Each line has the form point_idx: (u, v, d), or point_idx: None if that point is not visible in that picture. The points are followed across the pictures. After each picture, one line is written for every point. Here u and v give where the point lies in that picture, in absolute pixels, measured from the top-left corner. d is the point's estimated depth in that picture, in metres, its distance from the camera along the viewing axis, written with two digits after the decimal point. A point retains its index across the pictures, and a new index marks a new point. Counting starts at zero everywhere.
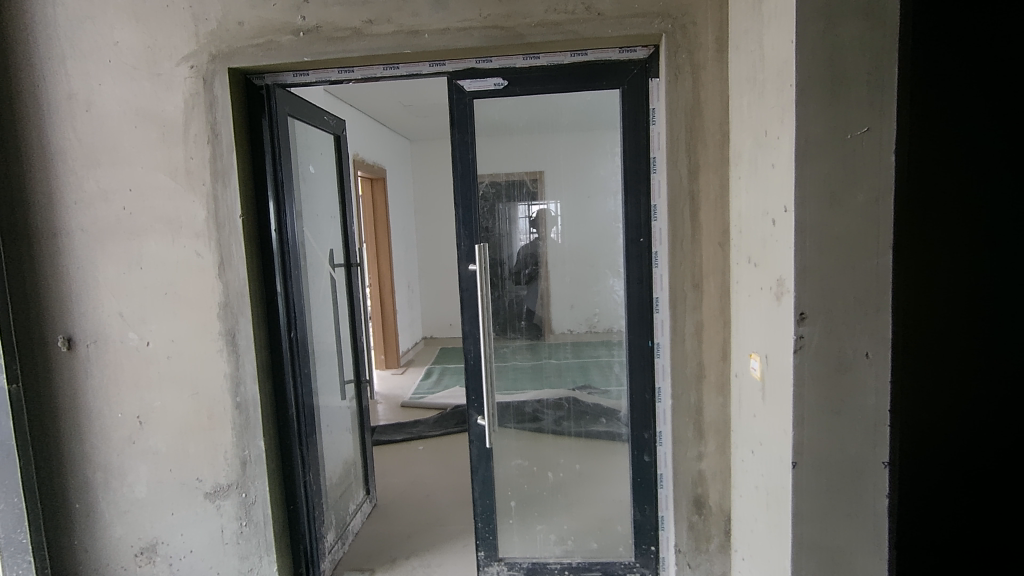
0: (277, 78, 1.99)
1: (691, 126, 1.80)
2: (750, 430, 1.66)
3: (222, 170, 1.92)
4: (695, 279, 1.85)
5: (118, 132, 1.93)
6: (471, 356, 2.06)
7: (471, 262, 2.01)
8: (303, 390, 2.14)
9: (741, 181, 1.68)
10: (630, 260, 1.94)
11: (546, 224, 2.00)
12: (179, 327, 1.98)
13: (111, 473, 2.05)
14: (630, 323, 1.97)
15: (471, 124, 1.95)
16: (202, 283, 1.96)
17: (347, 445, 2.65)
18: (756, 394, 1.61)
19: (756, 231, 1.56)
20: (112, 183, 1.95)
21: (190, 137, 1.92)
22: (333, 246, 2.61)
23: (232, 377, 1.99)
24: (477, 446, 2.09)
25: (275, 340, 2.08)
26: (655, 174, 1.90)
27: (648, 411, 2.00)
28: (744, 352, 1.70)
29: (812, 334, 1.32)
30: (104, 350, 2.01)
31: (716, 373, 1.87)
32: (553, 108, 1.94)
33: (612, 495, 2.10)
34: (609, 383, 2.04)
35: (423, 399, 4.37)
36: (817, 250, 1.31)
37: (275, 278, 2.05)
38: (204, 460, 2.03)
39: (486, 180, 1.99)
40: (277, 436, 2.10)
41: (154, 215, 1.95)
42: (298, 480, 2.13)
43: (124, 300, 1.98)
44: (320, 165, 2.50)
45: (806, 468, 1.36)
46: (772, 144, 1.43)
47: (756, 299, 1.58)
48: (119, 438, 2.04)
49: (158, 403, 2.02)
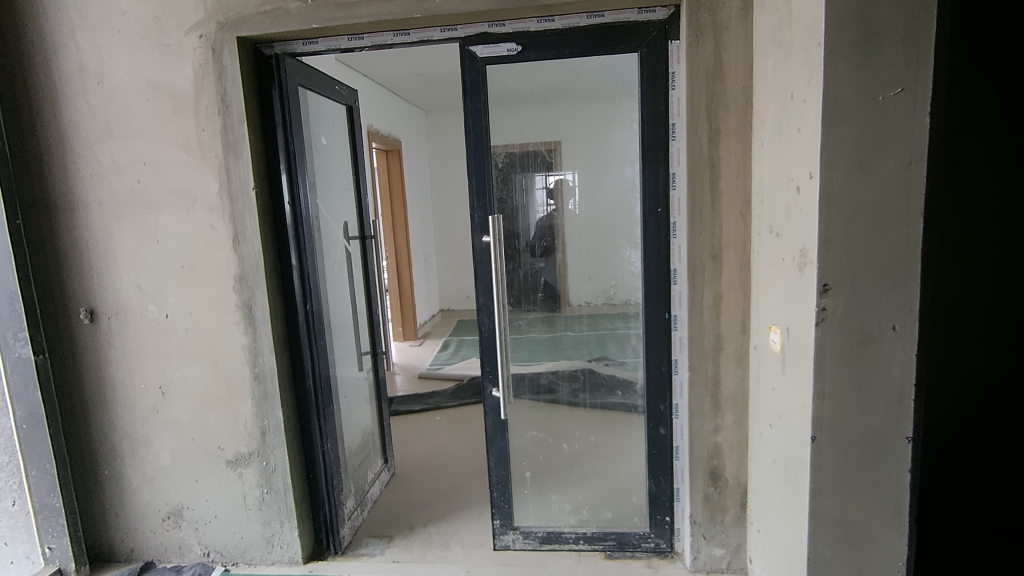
0: (287, 46, 1.94)
1: (712, 90, 1.73)
2: (769, 404, 1.64)
3: (234, 141, 1.90)
4: (714, 251, 1.80)
5: (129, 104, 1.92)
6: (486, 328, 2.05)
7: (484, 234, 1.98)
8: (320, 362, 2.15)
9: (764, 148, 1.62)
10: (648, 231, 1.90)
11: (564, 194, 1.95)
12: (196, 299, 2.00)
13: (137, 442, 2.11)
14: (647, 295, 1.94)
15: (484, 91, 1.90)
16: (217, 256, 1.97)
17: (366, 416, 2.69)
18: (776, 367, 1.57)
19: (778, 200, 1.51)
20: (126, 156, 1.95)
21: (201, 108, 1.90)
22: (347, 218, 2.60)
23: (250, 349, 2.01)
24: (493, 417, 2.10)
25: (291, 312, 2.09)
26: (674, 141, 1.84)
27: (665, 383, 1.98)
28: (765, 324, 1.65)
29: (835, 307, 1.28)
30: (126, 322, 2.04)
31: (734, 345, 1.84)
32: (569, 73, 1.88)
33: (628, 466, 2.11)
34: (626, 355, 2.02)
35: (440, 371, 4.41)
36: (843, 219, 1.25)
37: (290, 252, 2.05)
38: (225, 430, 2.07)
39: (501, 151, 1.94)
40: (296, 406, 2.13)
41: (168, 188, 1.95)
42: (316, 449, 2.16)
43: (142, 273, 2.00)
44: (332, 136, 2.47)
45: (825, 442, 1.33)
46: (798, 108, 1.36)
47: (777, 270, 1.53)
48: (143, 408, 2.09)
49: (179, 374, 2.05)
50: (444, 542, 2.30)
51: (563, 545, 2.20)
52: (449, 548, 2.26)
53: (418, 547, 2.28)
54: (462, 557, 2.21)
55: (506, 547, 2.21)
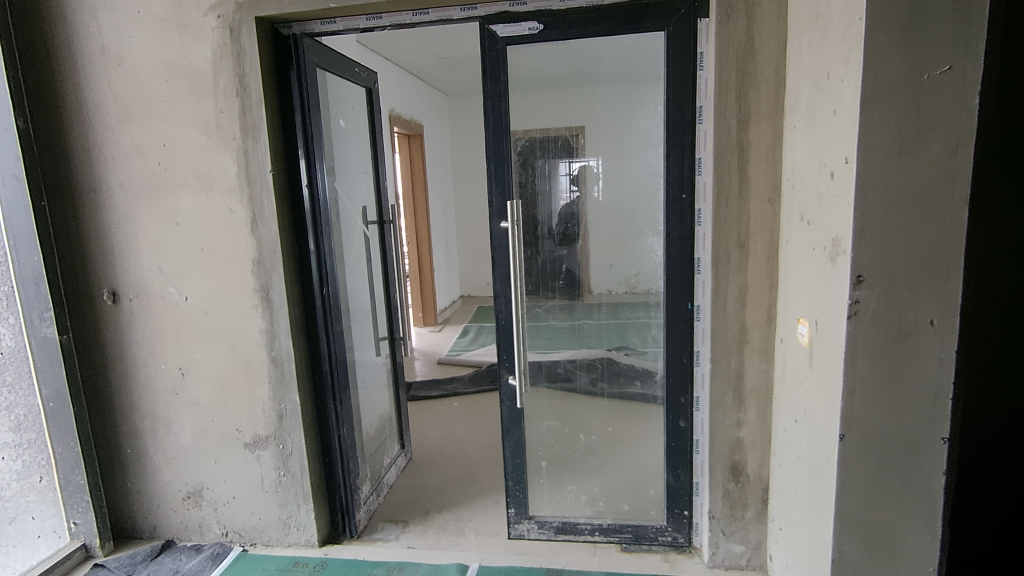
0: (305, 27, 1.91)
1: (742, 70, 1.65)
2: (795, 399, 1.57)
3: (252, 124, 1.89)
4: (740, 239, 1.73)
5: (149, 86, 1.92)
6: (503, 315, 2.01)
7: (503, 219, 1.94)
8: (336, 346, 2.15)
9: (797, 132, 1.54)
10: (671, 218, 1.84)
11: (587, 181, 1.89)
12: (215, 282, 2.01)
13: (158, 422, 2.14)
14: (669, 284, 1.88)
15: (504, 72, 1.85)
16: (235, 239, 1.97)
17: (383, 401, 2.70)
18: (803, 361, 1.51)
19: (810, 186, 1.44)
20: (146, 138, 1.95)
21: (220, 90, 1.88)
22: (366, 202, 2.58)
23: (267, 333, 2.02)
24: (509, 406, 2.07)
25: (308, 296, 2.08)
26: (701, 125, 1.76)
27: (686, 375, 1.92)
28: (793, 316, 1.58)
29: (869, 299, 1.22)
30: (147, 304, 2.06)
31: (759, 337, 1.77)
32: (592, 54, 1.82)
33: (646, 458, 2.06)
34: (647, 345, 1.97)
35: (459, 357, 4.41)
36: (880, 207, 1.18)
37: (307, 236, 2.04)
38: (244, 412, 2.09)
39: (521, 137, 1.90)
40: (312, 390, 2.13)
41: (187, 170, 1.95)
42: (332, 434, 2.17)
43: (163, 255, 2.01)
44: (351, 119, 2.45)
45: (854, 442, 1.28)
46: (834, 87, 1.28)
47: (808, 260, 1.46)
48: (164, 388, 2.11)
49: (199, 356, 2.07)
50: (459, 529, 2.29)
51: (578, 536, 2.17)
52: (464, 535, 2.25)
53: (433, 533, 2.27)
54: (476, 544, 2.20)
55: (521, 536, 2.20)
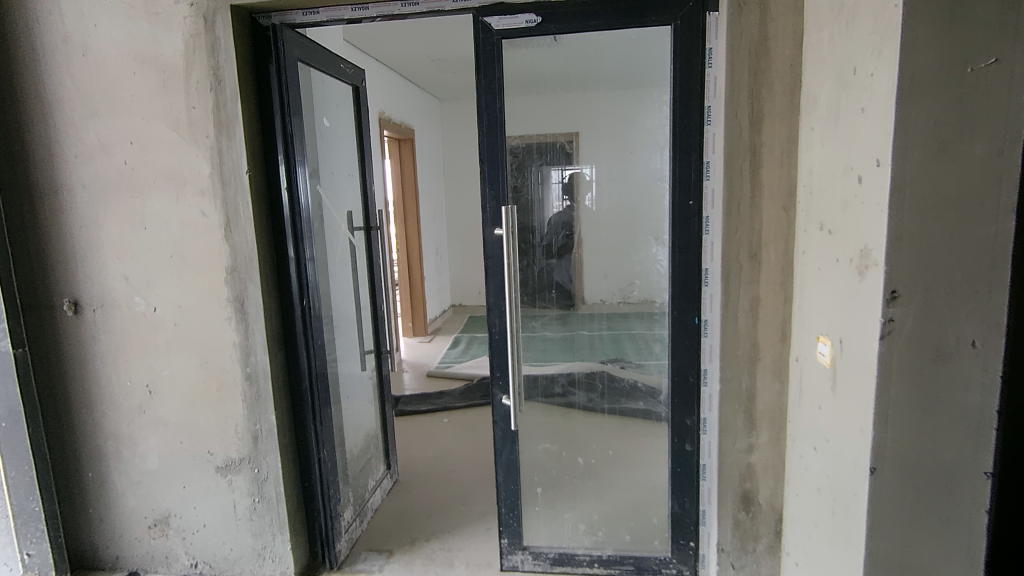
0: (285, 17, 1.79)
1: (755, 67, 1.55)
2: (814, 424, 1.44)
3: (227, 120, 1.75)
4: (752, 249, 1.62)
5: (116, 80, 1.77)
6: (496, 329, 1.87)
7: (496, 226, 1.80)
8: (317, 361, 2.00)
9: (815, 133, 1.42)
10: (677, 226, 1.71)
11: (580, 189, 1.78)
12: (185, 291, 1.86)
13: (123, 443, 1.98)
14: (674, 295, 1.75)
15: (499, 68, 1.73)
16: (207, 245, 1.82)
17: (368, 417, 2.56)
18: (825, 383, 1.38)
19: (831, 192, 1.32)
20: (112, 136, 1.80)
21: (192, 84, 1.74)
22: (352, 207, 2.44)
23: (242, 347, 1.86)
24: (502, 426, 1.93)
25: (286, 307, 1.94)
26: (709, 126, 1.65)
27: (692, 395, 1.79)
28: (811, 334, 1.45)
29: (905, 316, 1.09)
30: (111, 315, 1.90)
31: (772, 355, 1.64)
32: (593, 49, 1.71)
33: (649, 483, 1.93)
34: (644, 358, 1.85)
35: (449, 369, 4.26)
36: (918, 213, 1.06)
37: (286, 243, 1.89)
38: (215, 433, 1.93)
39: (516, 140, 1.77)
40: (291, 409, 1.99)
41: (156, 170, 1.80)
42: (312, 457, 2.01)
43: (129, 263, 1.86)
44: (336, 119, 2.31)
45: (886, 475, 1.15)
46: (862, 82, 1.17)
47: (829, 274, 1.34)
48: (130, 407, 1.95)
49: (167, 372, 1.91)
50: (448, 559, 2.14)
51: (575, 568, 2.03)
52: (452, 567, 2.10)
53: (420, 564, 2.12)
54: None
55: (514, 568, 2.05)
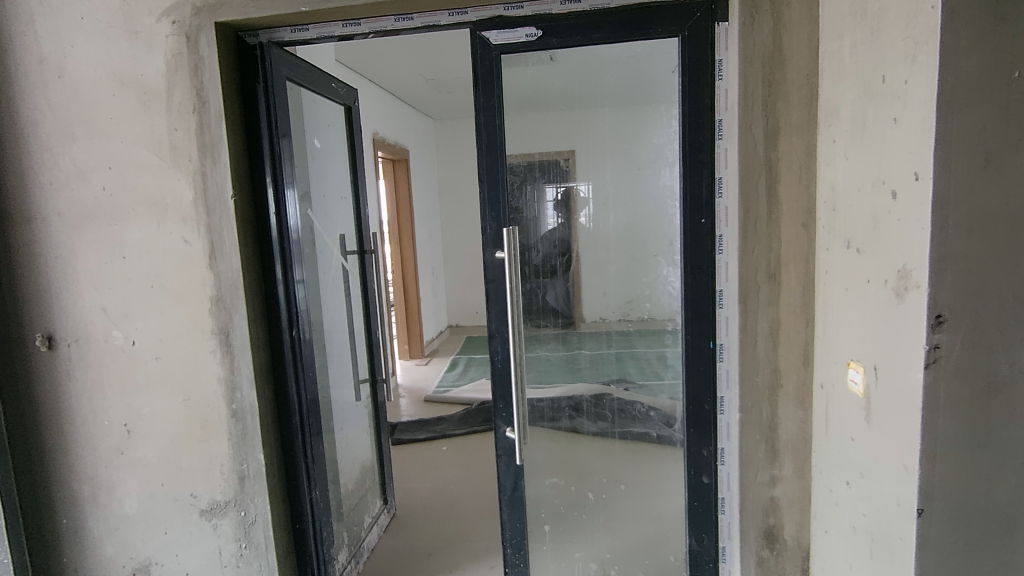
0: (273, 34, 1.72)
1: (769, 79, 1.47)
2: (846, 457, 1.34)
3: (211, 142, 1.65)
4: (770, 269, 1.52)
5: (92, 101, 1.67)
6: (499, 357, 1.76)
7: (498, 249, 1.70)
8: (308, 395, 1.90)
9: (837, 146, 1.34)
10: (688, 246, 1.62)
11: (575, 205, 1.70)
12: (167, 323, 1.74)
13: (100, 487, 1.84)
14: (687, 319, 1.66)
15: (498, 84, 1.65)
16: (190, 274, 1.71)
17: (363, 448, 2.44)
18: (857, 413, 1.28)
19: (859, 208, 1.23)
20: (89, 160, 1.69)
21: (174, 104, 1.65)
22: (344, 230, 2.35)
23: (227, 382, 1.75)
24: (506, 461, 1.80)
25: (275, 338, 1.84)
26: (720, 141, 1.57)
27: (708, 425, 1.69)
28: (840, 360, 1.35)
29: (952, 342, 1.00)
30: (88, 350, 1.78)
31: (794, 382, 1.54)
32: (596, 62, 1.63)
33: (663, 518, 1.82)
34: (648, 378, 1.75)
35: (447, 394, 4.13)
36: (963, 230, 0.97)
37: (275, 270, 1.80)
38: (199, 474, 1.80)
39: (518, 159, 1.69)
40: (280, 446, 1.87)
41: (136, 196, 1.69)
42: (303, 497, 1.90)
43: (108, 294, 1.75)
44: (327, 139, 2.23)
45: (936, 518, 1.04)
46: (892, 92, 1.09)
47: (859, 296, 1.24)
48: (107, 448, 1.82)
49: (147, 410, 1.79)
50: None
51: None
52: None
53: None
54: None
55: None
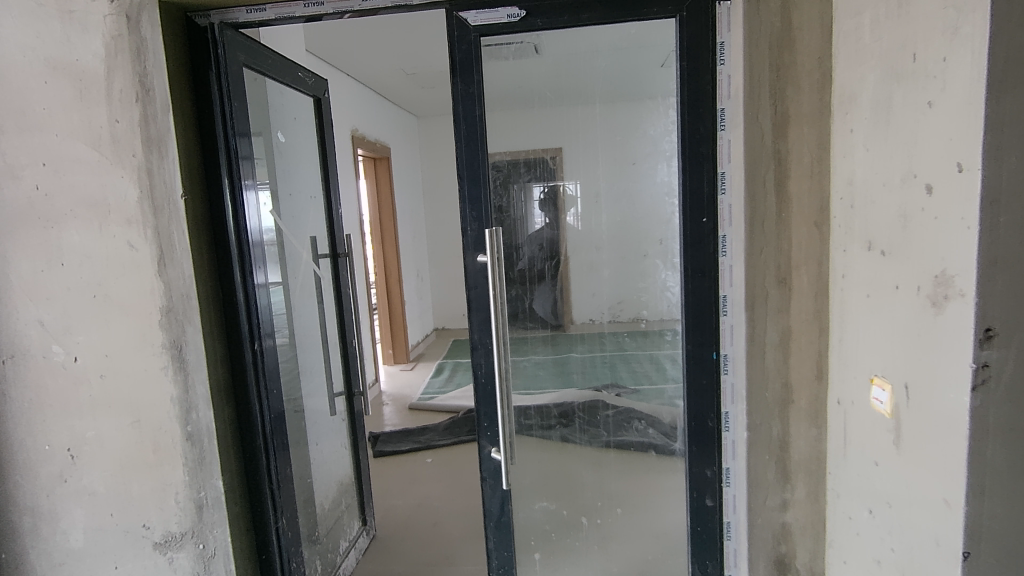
0: (227, 15, 1.59)
1: (777, 61, 1.35)
2: (868, 482, 1.20)
3: (158, 136, 1.50)
4: (779, 273, 1.41)
5: (22, 89, 1.47)
6: (483, 370, 1.60)
7: (479, 252, 1.53)
8: (271, 413, 1.78)
9: (855, 136, 1.20)
10: (688, 248, 1.48)
11: (563, 204, 1.56)
12: (113, 338, 1.56)
13: (42, 519, 1.65)
14: (687, 328, 1.51)
15: (478, 71, 1.48)
16: (136, 284, 1.52)
17: (340, 464, 2.29)
18: (881, 435, 1.14)
19: (884, 206, 1.09)
20: (19, 155, 1.50)
21: (115, 94, 1.46)
22: (315, 233, 2.18)
23: (181, 403, 1.57)
24: (492, 484, 1.64)
25: (234, 354, 1.72)
26: (723, 132, 1.45)
27: (713, 443, 1.54)
28: (861, 373, 1.22)
29: (1004, 361, 0.85)
30: (24, 368, 1.58)
31: (808, 396, 1.41)
32: (586, 48, 1.49)
33: (661, 542, 1.69)
34: (640, 382, 1.62)
35: (433, 401, 3.97)
36: (1020, 231, 0.82)
37: (234, 280, 1.68)
38: (152, 504, 1.61)
39: (502, 157, 1.53)
40: (243, 472, 1.76)
41: (74, 197, 1.50)
42: (269, 526, 1.78)
43: (45, 305, 1.55)
44: (294, 133, 2.07)
45: (984, 561, 0.91)
46: (924, 72, 0.96)
47: (886, 304, 1.10)
48: (48, 476, 1.63)
49: (93, 434, 1.60)
50: None
51: None
52: None
53: None
54: None
55: None
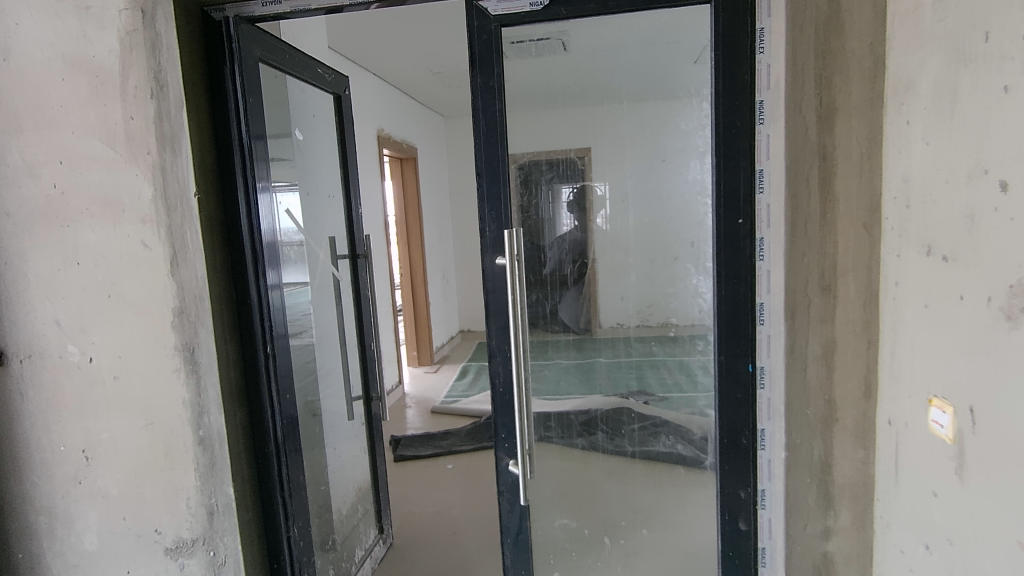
0: (242, 9, 1.58)
1: (823, 48, 1.24)
2: (924, 513, 1.08)
3: (172, 133, 1.48)
4: (824, 279, 1.28)
5: (41, 87, 1.46)
6: (500, 379, 1.53)
7: (499, 254, 1.46)
8: (284, 419, 1.76)
9: (911, 128, 1.09)
10: (722, 251, 1.39)
11: (592, 207, 1.47)
12: (127, 338, 1.52)
13: (58, 520, 1.62)
14: (721, 336, 1.41)
15: (499, 63, 1.41)
16: (149, 284, 1.49)
17: (358, 470, 2.25)
18: (940, 462, 1.02)
19: (947, 206, 0.97)
20: (38, 153, 1.48)
21: (129, 91, 1.44)
22: (333, 233, 2.16)
23: (194, 405, 1.54)
24: (509, 499, 1.56)
25: (247, 357, 1.70)
26: (762, 126, 1.36)
27: (745, 463, 1.44)
28: (916, 392, 1.10)
29: None
30: (42, 367, 1.56)
31: (853, 415, 1.27)
32: (614, 37, 1.40)
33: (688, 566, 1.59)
34: (670, 391, 1.53)
35: (456, 404, 3.92)
36: None
37: (248, 283, 1.67)
38: (164, 508, 1.58)
39: (526, 160, 1.46)
40: (256, 479, 1.73)
41: (89, 195, 1.48)
42: (281, 535, 1.75)
43: (61, 304, 1.53)
44: (311, 131, 2.05)
45: None
46: (997, 53, 0.84)
47: (948, 316, 0.98)
48: (64, 477, 1.60)
49: (107, 435, 1.57)
50: None
51: None
52: None
53: None
54: None
55: None
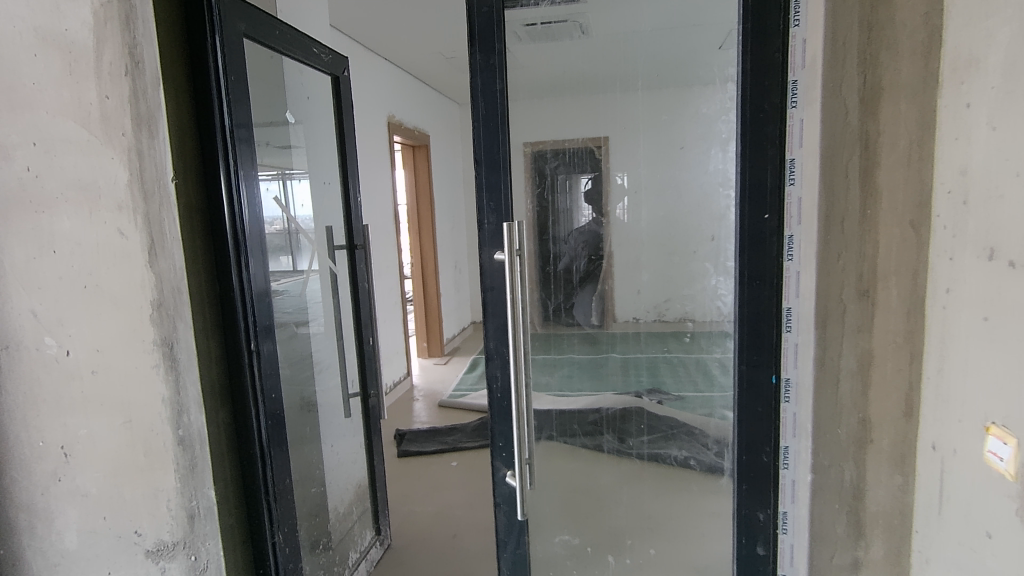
0: None
1: (868, 22, 1.11)
2: (974, 554, 0.95)
3: (148, 113, 1.37)
4: (862, 282, 1.17)
5: (13, 63, 1.37)
6: (499, 385, 1.41)
7: (497, 249, 1.33)
8: (269, 419, 1.66)
9: (974, 113, 0.95)
10: (746, 251, 1.22)
11: (610, 198, 1.34)
12: (104, 331, 1.44)
13: (36, 518, 1.55)
14: (741, 345, 1.25)
15: (499, 40, 1.27)
16: (126, 274, 1.40)
17: (354, 469, 2.16)
18: (996, 499, 0.89)
19: (1017, 203, 0.83)
20: (12, 133, 1.39)
21: (105, 69, 1.34)
22: (330, 221, 2.09)
23: (172, 405, 1.45)
24: (506, 513, 1.45)
25: (230, 354, 1.60)
26: (794, 109, 1.18)
27: (767, 483, 1.28)
28: (968, 416, 0.96)
29: None
30: (19, 359, 1.49)
31: (890, 434, 1.19)
32: (626, 10, 1.27)
33: None
34: (684, 390, 1.37)
35: (464, 398, 3.82)
36: None
37: (230, 276, 1.55)
38: (144, 510, 1.50)
39: (532, 149, 1.33)
40: (240, 484, 1.63)
41: (65, 179, 1.39)
42: (266, 543, 1.65)
43: (37, 294, 1.45)
44: (305, 114, 1.97)
45: None
46: None
47: (1012, 331, 0.85)
48: (43, 473, 1.53)
49: (85, 432, 1.49)
50: None
51: None
52: None
53: None
54: None
55: None
